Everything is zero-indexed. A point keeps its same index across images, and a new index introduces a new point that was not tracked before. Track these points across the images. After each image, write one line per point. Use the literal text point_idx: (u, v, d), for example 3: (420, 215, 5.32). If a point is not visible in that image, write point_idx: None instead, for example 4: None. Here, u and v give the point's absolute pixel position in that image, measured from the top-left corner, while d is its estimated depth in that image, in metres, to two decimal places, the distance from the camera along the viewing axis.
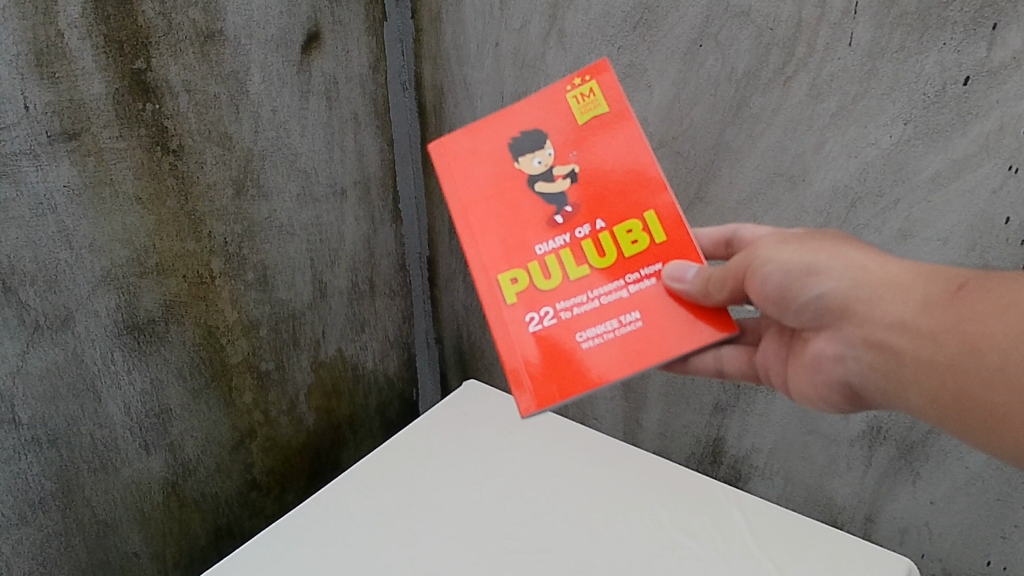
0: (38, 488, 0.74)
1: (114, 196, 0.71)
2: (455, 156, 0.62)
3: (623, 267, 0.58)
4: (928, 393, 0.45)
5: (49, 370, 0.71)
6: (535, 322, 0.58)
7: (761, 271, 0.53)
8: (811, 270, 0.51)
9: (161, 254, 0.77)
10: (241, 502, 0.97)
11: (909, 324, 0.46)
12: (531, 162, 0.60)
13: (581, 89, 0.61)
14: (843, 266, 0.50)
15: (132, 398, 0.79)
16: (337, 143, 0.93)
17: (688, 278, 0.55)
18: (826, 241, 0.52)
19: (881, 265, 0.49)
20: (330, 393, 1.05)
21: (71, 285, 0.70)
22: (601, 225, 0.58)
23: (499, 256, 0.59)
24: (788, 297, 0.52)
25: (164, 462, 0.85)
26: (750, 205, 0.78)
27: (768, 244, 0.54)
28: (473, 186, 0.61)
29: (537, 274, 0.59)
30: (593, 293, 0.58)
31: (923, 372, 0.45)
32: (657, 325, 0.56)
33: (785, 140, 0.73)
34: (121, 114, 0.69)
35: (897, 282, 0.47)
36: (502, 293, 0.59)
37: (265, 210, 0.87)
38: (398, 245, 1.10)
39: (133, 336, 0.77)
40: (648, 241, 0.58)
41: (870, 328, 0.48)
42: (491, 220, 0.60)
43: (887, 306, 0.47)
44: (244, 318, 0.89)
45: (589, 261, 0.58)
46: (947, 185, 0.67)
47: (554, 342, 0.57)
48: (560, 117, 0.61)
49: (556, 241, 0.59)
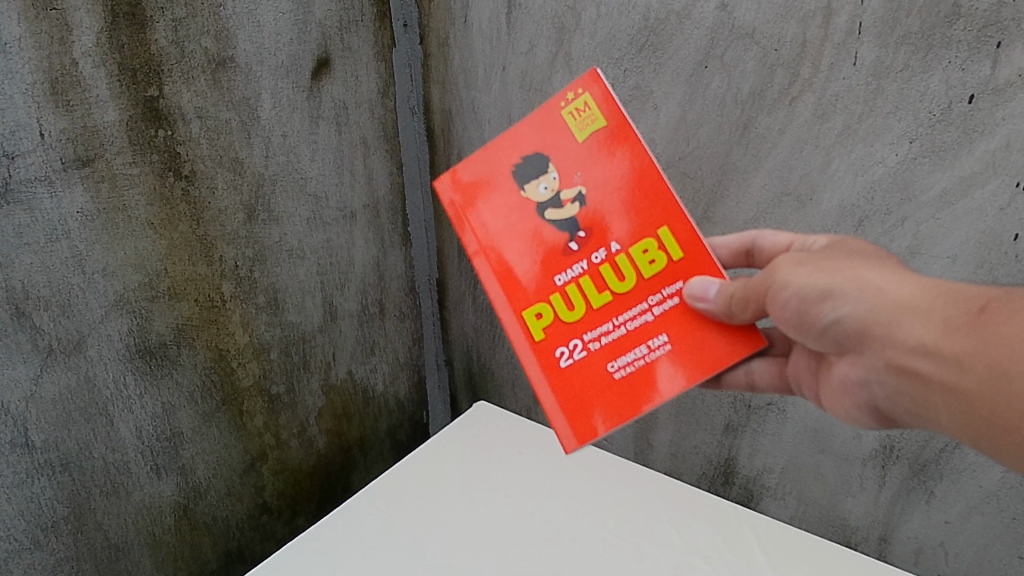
0: (50, 512, 0.74)
1: (127, 222, 0.72)
2: (461, 193, 0.61)
3: (644, 289, 0.58)
4: (960, 418, 0.45)
5: (62, 394, 0.71)
6: (566, 356, 0.58)
7: (782, 295, 0.52)
8: (826, 295, 0.50)
9: (173, 278, 0.78)
10: (252, 525, 0.97)
11: (930, 347, 0.45)
12: (537, 188, 0.59)
13: (575, 104, 0.59)
14: (857, 289, 0.49)
15: (144, 422, 0.79)
16: (346, 167, 0.94)
17: (711, 297, 0.55)
18: (839, 260, 0.51)
19: (896, 285, 0.48)
20: (340, 416, 1.05)
21: (84, 309, 0.70)
22: (616, 247, 0.58)
23: (522, 291, 0.59)
24: (807, 321, 0.51)
25: (176, 486, 0.85)
26: (758, 225, 0.79)
27: (784, 265, 0.52)
28: (483, 221, 0.60)
29: (561, 307, 0.58)
30: (619, 320, 0.58)
31: (952, 397, 0.44)
32: (685, 348, 0.57)
33: (792, 160, 0.73)
34: (134, 140, 0.70)
35: (913, 304, 0.47)
36: (529, 330, 0.59)
37: (276, 234, 0.88)
38: (407, 267, 1.10)
39: (145, 360, 0.77)
40: (666, 259, 0.57)
41: (892, 352, 0.47)
42: (507, 255, 0.60)
43: (908, 330, 0.46)
44: (254, 341, 0.89)
45: (610, 287, 0.58)
46: (955, 203, 0.67)
47: (586, 374, 0.58)
48: (559, 137, 0.59)
49: (575, 269, 0.58)
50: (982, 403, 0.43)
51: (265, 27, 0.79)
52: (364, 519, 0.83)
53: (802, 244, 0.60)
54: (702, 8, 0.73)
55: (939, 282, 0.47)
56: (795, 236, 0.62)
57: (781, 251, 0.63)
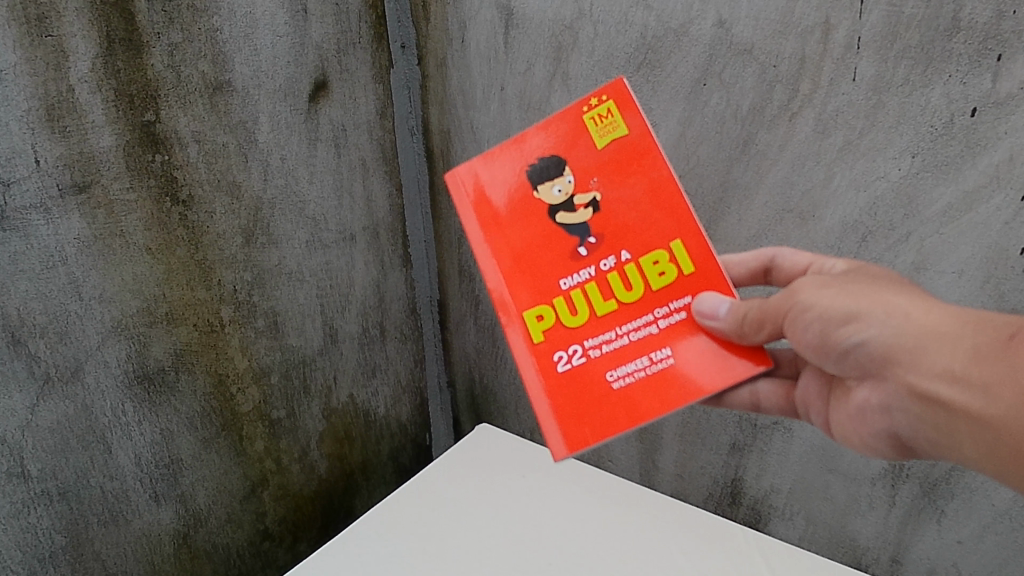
0: (48, 542, 0.73)
1: (125, 247, 0.71)
2: (470, 189, 0.61)
3: (652, 300, 0.57)
4: (984, 447, 0.44)
5: (59, 422, 0.71)
6: (564, 361, 0.57)
7: (802, 318, 0.52)
8: (851, 317, 0.50)
9: (171, 303, 0.77)
10: (253, 552, 0.95)
11: (957, 374, 0.45)
12: (551, 190, 0.59)
13: (598, 109, 0.59)
14: (885, 314, 0.49)
15: (143, 449, 0.78)
16: (345, 189, 0.94)
17: (722, 314, 0.54)
18: (866, 284, 0.51)
19: (924, 311, 0.48)
20: (342, 439, 1.04)
21: (81, 336, 0.70)
22: (626, 256, 0.57)
23: (523, 292, 0.59)
24: (828, 344, 0.51)
25: (175, 513, 0.84)
26: (759, 242, 0.78)
27: (808, 286, 0.52)
28: (490, 221, 0.60)
29: (564, 311, 0.58)
30: (621, 329, 0.57)
31: (976, 426, 0.44)
32: (690, 361, 0.55)
33: (793, 176, 0.73)
34: (131, 165, 0.70)
35: (940, 330, 0.46)
36: (528, 331, 0.58)
37: (276, 257, 0.87)
38: (408, 289, 1.10)
39: (143, 386, 0.77)
40: (677, 272, 0.57)
41: (918, 378, 0.47)
42: (513, 256, 0.59)
43: (934, 356, 0.46)
44: (254, 365, 0.88)
45: (615, 295, 0.57)
46: (959, 217, 0.66)
47: (584, 380, 0.56)
48: (578, 141, 0.59)
49: (581, 275, 0.58)
50: (1008, 430, 0.42)
51: (261, 51, 0.79)
52: (365, 544, 0.81)
53: (819, 266, 0.59)
54: (699, 25, 0.73)
55: (967, 309, 0.47)
56: (814, 257, 0.61)
57: (800, 271, 0.62)
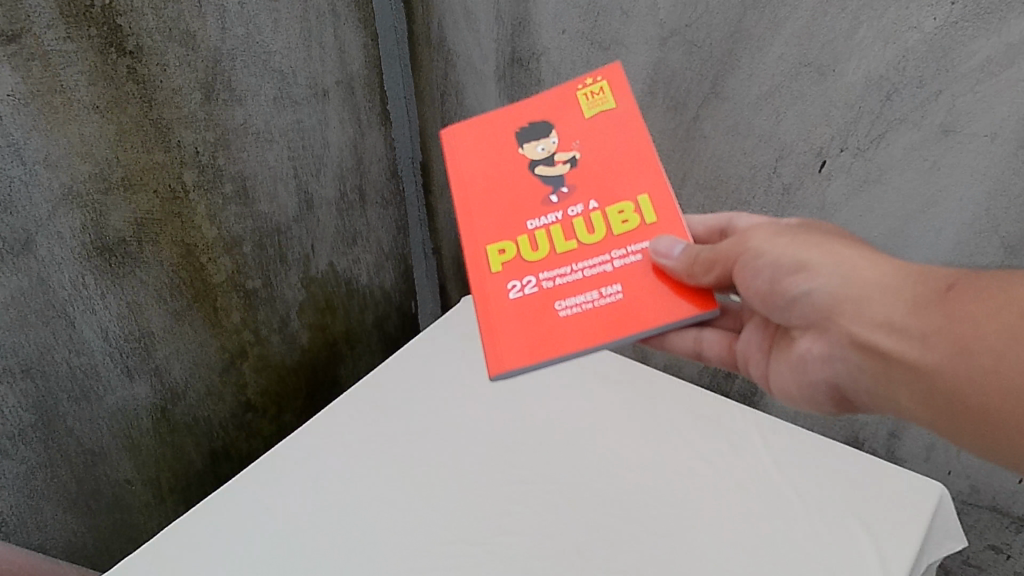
0: (16, 421, 0.70)
1: (68, 105, 0.64)
2: (460, 142, 0.60)
3: (612, 246, 0.53)
4: (923, 398, 0.41)
5: (13, 298, 0.66)
6: (516, 291, 0.53)
7: (753, 263, 0.49)
8: (801, 267, 0.47)
9: (126, 168, 0.70)
10: (236, 423, 0.93)
11: (897, 324, 0.42)
12: (535, 148, 0.57)
13: (593, 87, 0.59)
14: (834, 264, 0.45)
15: (109, 323, 0.74)
16: (315, 40, 0.85)
17: (675, 253, 0.50)
18: (818, 237, 0.48)
19: (873, 264, 0.44)
20: (323, 308, 1.00)
21: (28, 204, 0.64)
22: (593, 205, 0.54)
23: (489, 231, 0.56)
24: (776, 292, 0.48)
25: (150, 387, 0.81)
26: (770, 100, 0.71)
27: (761, 233, 0.49)
28: (472, 169, 0.58)
29: (524, 248, 0.54)
30: (577, 268, 0.53)
31: (913, 376, 0.41)
32: (640, 300, 0.51)
33: (813, 26, 0.65)
34: (66, 10, 0.61)
35: (884, 282, 0.43)
36: (486, 263, 0.55)
37: (241, 116, 0.80)
38: (389, 150, 1.03)
39: (104, 258, 0.71)
40: (642, 221, 0.53)
41: (859, 327, 0.44)
42: (488, 203, 0.57)
43: (876, 306, 0.43)
44: (224, 232, 0.83)
45: (576, 238, 0.53)
46: (998, 73, 0.59)
47: (529, 314, 0.52)
48: (570, 110, 0.58)
49: (547, 218, 0.55)
50: (947, 381, 0.39)
51: None
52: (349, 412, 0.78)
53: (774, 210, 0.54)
54: None
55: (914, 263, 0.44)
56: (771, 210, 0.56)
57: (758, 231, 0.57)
